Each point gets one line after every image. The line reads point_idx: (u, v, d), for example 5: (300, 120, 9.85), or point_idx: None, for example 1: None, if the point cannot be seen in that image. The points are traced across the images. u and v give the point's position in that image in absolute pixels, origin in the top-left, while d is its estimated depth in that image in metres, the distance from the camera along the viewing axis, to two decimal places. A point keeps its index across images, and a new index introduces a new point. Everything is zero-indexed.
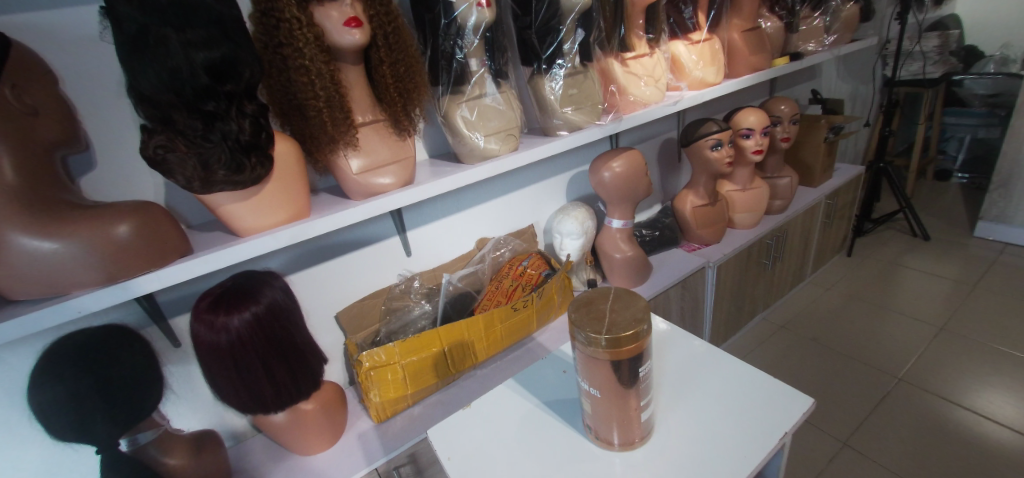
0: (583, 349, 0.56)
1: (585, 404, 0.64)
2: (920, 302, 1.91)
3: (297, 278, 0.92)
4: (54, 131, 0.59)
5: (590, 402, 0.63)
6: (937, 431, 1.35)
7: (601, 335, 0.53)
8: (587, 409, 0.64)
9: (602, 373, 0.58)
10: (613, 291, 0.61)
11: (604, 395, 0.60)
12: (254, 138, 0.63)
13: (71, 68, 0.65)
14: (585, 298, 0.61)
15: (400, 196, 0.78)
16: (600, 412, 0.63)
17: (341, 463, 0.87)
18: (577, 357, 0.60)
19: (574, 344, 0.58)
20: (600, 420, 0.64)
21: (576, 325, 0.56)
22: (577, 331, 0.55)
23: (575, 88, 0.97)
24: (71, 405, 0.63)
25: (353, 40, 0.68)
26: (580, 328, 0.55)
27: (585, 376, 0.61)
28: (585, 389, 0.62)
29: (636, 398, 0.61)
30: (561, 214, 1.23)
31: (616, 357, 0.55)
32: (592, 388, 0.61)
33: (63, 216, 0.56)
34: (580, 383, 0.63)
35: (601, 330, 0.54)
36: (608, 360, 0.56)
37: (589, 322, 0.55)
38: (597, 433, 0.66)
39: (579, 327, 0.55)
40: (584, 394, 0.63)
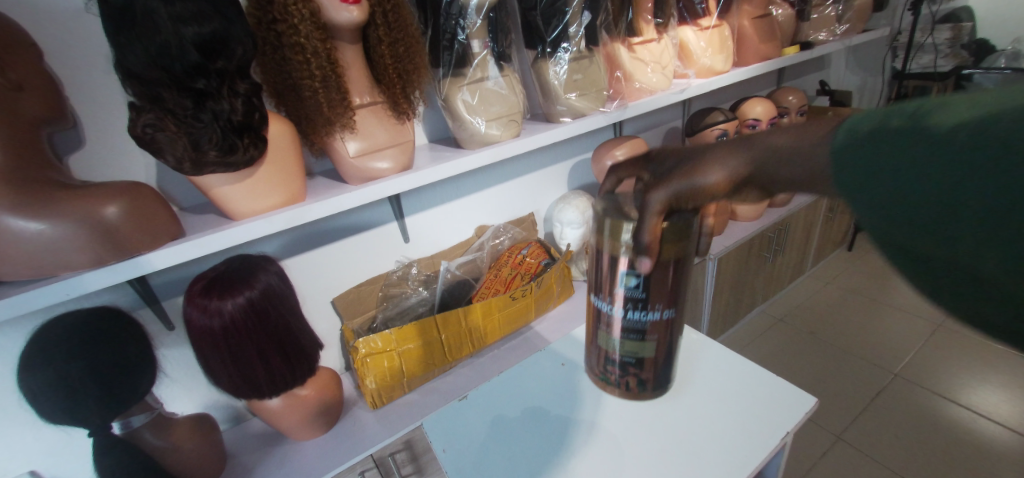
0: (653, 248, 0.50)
1: (626, 347, 0.61)
2: (920, 298, 1.91)
3: (293, 262, 0.91)
4: (38, 107, 0.57)
5: (639, 342, 0.60)
6: (932, 428, 1.36)
7: (696, 189, 0.45)
8: (626, 354, 0.62)
9: (658, 288, 0.56)
10: (615, 176, 0.54)
11: (659, 321, 0.59)
12: (247, 119, 0.61)
13: (56, 41, 0.62)
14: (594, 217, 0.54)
15: (398, 181, 0.77)
16: (645, 356, 0.62)
17: (335, 449, 0.87)
18: (629, 269, 0.54)
19: (638, 242, 0.50)
20: (631, 367, 0.63)
21: (642, 215, 0.47)
22: (646, 229, 0.49)
23: (580, 73, 0.94)
24: (63, 389, 0.62)
25: (350, 17, 0.64)
26: (653, 207, 0.46)
27: (646, 294, 0.56)
28: (634, 320, 0.58)
29: (667, 344, 0.63)
30: (561, 203, 1.21)
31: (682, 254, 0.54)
32: (651, 311, 0.57)
33: (48, 196, 0.54)
34: (623, 312, 0.58)
35: (695, 181, 0.45)
36: (663, 270, 0.54)
37: (672, 184, 0.45)
38: (627, 380, 0.65)
39: (652, 207, 0.46)
40: (629, 332, 0.59)
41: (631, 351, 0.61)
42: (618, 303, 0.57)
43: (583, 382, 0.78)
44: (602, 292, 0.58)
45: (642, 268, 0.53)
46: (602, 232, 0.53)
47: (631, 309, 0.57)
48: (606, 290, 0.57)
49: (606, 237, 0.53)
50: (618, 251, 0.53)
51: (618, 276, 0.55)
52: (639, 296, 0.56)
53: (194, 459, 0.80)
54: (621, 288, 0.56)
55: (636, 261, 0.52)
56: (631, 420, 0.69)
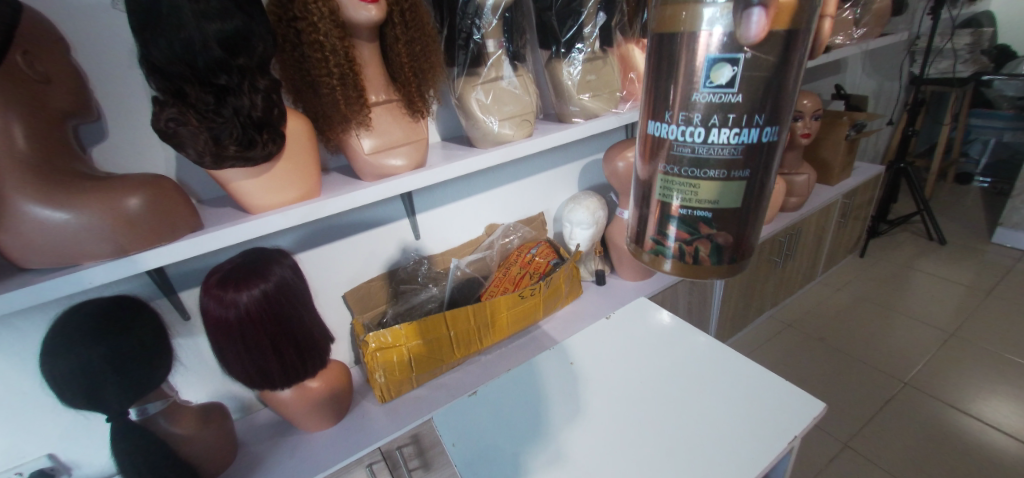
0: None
1: (696, 197, 0.30)
2: (933, 307, 1.89)
3: (306, 257, 0.92)
4: (64, 99, 0.58)
5: (724, 185, 0.30)
6: (940, 437, 1.35)
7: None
8: (697, 207, 0.31)
9: (767, 90, 0.27)
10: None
11: (758, 148, 0.29)
12: (266, 115, 0.62)
13: (82, 35, 0.64)
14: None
15: (411, 179, 0.77)
16: (732, 209, 0.31)
17: (344, 441, 0.88)
18: (720, 49, 0.27)
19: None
20: (698, 237, 0.32)
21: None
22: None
23: (593, 74, 0.95)
24: (83, 374, 0.64)
25: (368, 16, 0.65)
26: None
27: (748, 96, 0.27)
28: (722, 146, 0.29)
29: (766, 199, 0.32)
30: (572, 203, 1.21)
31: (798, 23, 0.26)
32: (749, 128, 0.28)
33: (72, 186, 0.56)
34: (692, 132, 0.29)
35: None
36: (777, 66, 0.27)
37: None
38: (697, 247, 0.32)
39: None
40: (701, 163, 0.29)
41: (705, 200, 0.30)
42: (686, 115, 0.29)
43: (591, 381, 0.78)
44: (666, 106, 0.30)
45: (749, 35, 0.26)
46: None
47: (713, 127, 0.28)
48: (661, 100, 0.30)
49: (668, 2, 0.28)
50: (696, 27, 0.27)
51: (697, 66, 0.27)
52: (734, 99, 0.28)
53: (206, 447, 0.81)
54: (696, 88, 0.28)
55: (742, 16, 0.25)
56: (638, 421, 0.70)
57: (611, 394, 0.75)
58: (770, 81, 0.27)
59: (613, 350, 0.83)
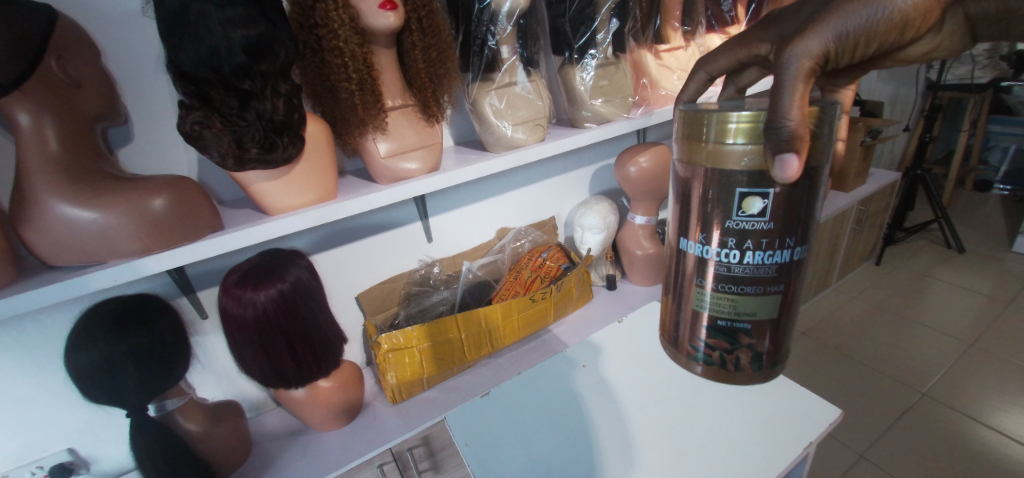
0: (803, 137, 0.34)
1: (735, 308, 0.42)
2: (951, 316, 1.85)
3: (321, 258, 0.93)
4: (96, 102, 0.60)
5: (757, 297, 0.41)
6: (959, 449, 1.32)
7: (873, 21, 0.38)
8: (735, 316, 0.43)
9: (788, 220, 0.38)
10: (705, 74, 0.48)
11: (784, 265, 0.40)
12: (286, 118, 0.64)
13: (112, 42, 0.66)
14: (685, 122, 0.39)
15: (426, 182, 0.79)
16: (765, 317, 0.42)
17: (355, 441, 0.89)
18: (754, 186, 0.37)
19: (779, 128, 0.34)
20: (738, 345, 0.44)
21: (780, 88, 0.35)
22: (793, 100, 0.35)
23: (606, 79, 0.95)
24: (106, 369, 0.66)
25: (387, 23, 0.67)
26: (798, 73, 0.36)
27: (775, 224, 0.38)
28: (752, 265, 0.40)
29: (791, 303, 0.44)
30: (583, 208, 1.21)
31: (818, 160, 0.37)
32: (778, 250, 0.39)
33: (101, 187, 0.58)
34: (729, 254, 0.40)
35: (872, 8, 0.37)
36: (800, 195, 0.37)
37: (831, 24, 0.37)
38: (737, 354, 0.45)
39: (797, 72, 0.36)
40: (738, 280, 0.41)
41: (743, 312, 0.42)
42: (721, 238, 0.40)
43: (602, 386, 0.78)
44: (701, 231, 0.41)
45: (786, 174, 0.35)
46: (697, 133, 0.38)
47: (746, 250, 0.39)
48: (696, 225, 0.41)
49: (706, 142, 0.37)
50: (727, 164, 0.37)
51: (732, 199, 0.38)
52: (763, 225, 0.38)
53: (221, 445, 0.83)
54: (731, 216, 0.39)
55: (779, 160, 0.35)
56: (650, 425, 0.70)
57: (622, 400, 0.75)
58: (791, 212, 0.38)
59: (625, 355, 0.83)
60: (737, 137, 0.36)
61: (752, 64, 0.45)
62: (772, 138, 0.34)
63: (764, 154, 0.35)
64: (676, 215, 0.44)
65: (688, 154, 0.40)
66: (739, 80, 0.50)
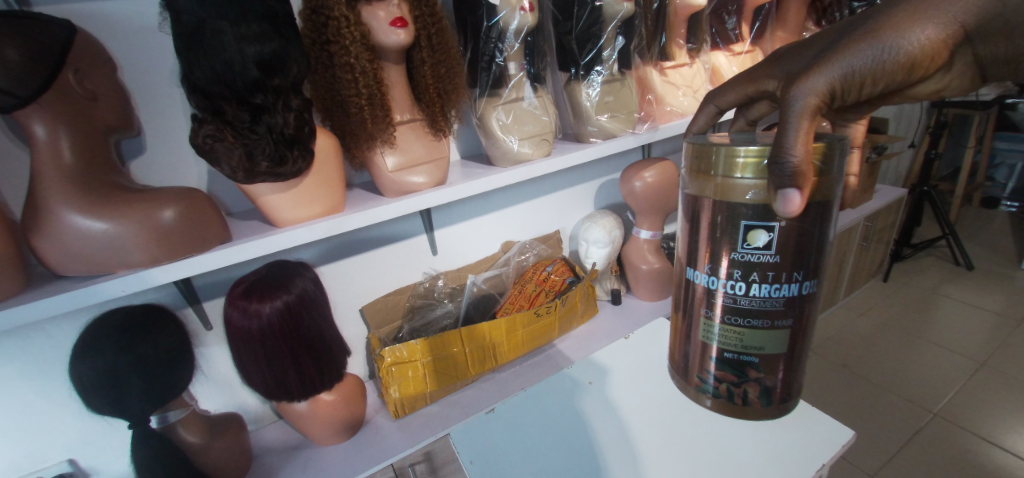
0: (807, 173, 0.35)
1: (742, 341, 0.42)
2: (962, 334, 1.83)
3: (326, 269, 0.94)
4: (110, 115, 0.61)
5: (763, 331, 0.41)
6: (972, 471, 1.29)
7: (879, 61, 0.40)
8: (743, 350, 0.43)
9: (796, 254, 0.38)
10: (715, 107, 0.53)
11: (793, 300, 0.40)
12: (297, 132, 0.64)
13: (129, 56, 0.68)
14: (693, 154, 0.40)
15: (433, 196, 0.79)
16: (774, 352, 0.42)
17: (357, 456, 0.88)
18: (758, 220, 0.37)
19: (782, 165, 0.35)
20: (746, 379, 0.44)
21: (787, 125, 0.37)
22: (799, 137, 0.36)
23: (611, 95, 0.96)
24: (110, 380, 0.66)
25: (397, 40, 0.68)
26: (804, 109, 0.38)
27: (782, 257, 0.38)
28: (759, 298, 0.40)
29: (803, 337, 0.44)
30: (588, 222, 1.22)
31: (827, 194, 0.37)
32: (786, 284, 0.40)
33: (114, 198, 0.59)
34: (735, 286, 0.40)
35: (879, 49, 0.40)
36: (808, 229, 0.38)
37: (836, 64, 0.39)
38: (745, 389, 0.44)
39: (802, 108, 0.38)
40: (744, 312, 0.41)
41: (751, 347, 0.42)
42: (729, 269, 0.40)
43: (608, 403, 0.78)
44: (708, 262, 0.41)
45: (787, 209, 0.35)
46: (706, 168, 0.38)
47: (752, 282, 0.40)
48: (703, 256, 0.42)
49: (712, 176, 0.38)
50: (736, 198, 0.37)
51: (737, 232, 0.39)
52: (770, 258, 0.39)
53: (221, 458, 0.82)
54: (736, 247, 0.39)
55: (782, 197, 0.35)
56: (656, 445, 0.69)
57: (628, 419, 0.74)
58: (799, 246, 0.38)
59: (632, 374, 0.83)
60: (744, 172, 0.36)
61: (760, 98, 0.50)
62: (776, 174, 0.35)
63: (768, 189, 0.36)
64: (682, 246, 0.45)
65: (694, 186, 0.40)
66: (750, 112, 0.54)
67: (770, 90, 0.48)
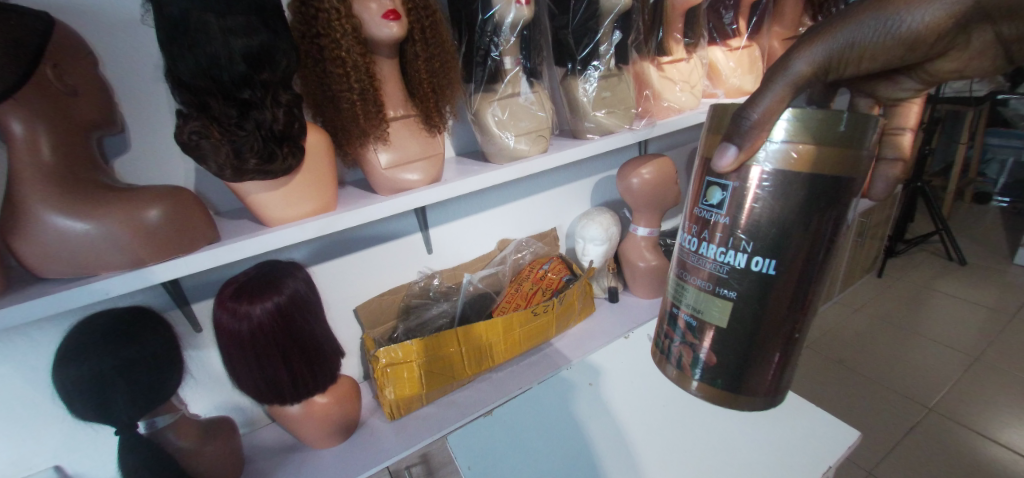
0: (756, 134, 0.38)
1: (699, 305, 0.45)
2: (955, 329, 1.84)
3: (319, 270, 0.92)
4: (91, 111, 0.59)
5: (708, 295, 0.44)
6: (969, 467, 1.30)
7: (879, 35, 0.42)
8: (688, 309, 0.46)
9: (746, 220, 0.40)
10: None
11: (743, 271, 0.41)
12: (287, 128, 0.62)
13: (110, 49, 0.65)
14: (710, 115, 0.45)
15: (427, 193, 0.77)
16: (719, 324, 0.44)
17: (351, 460, 0.86)
18: (715, 176, 0.42)
19: (739, 122, 0.39)
20: (688, 347, 0.47)
21: (767, 88, 0.40)
22: (768, 100, 0.39)
23: (608, 91, 0.95)
24: (95, 386, 0.63)
25: (390, 33, 0.66)
26: (794, 75, 0.41)
27: (731, 219, 0.41)
28: (708, 258, 0.44)
29: (756, 324, 0.43)
30: (584, 219, 1.20)
31: (820, 170, 0.37)
32: (733, 252, 0.42)
33: (96, 198, 0.57)
34: (693, 242, 0.45)
35: (883, 21, 0.42)
36: (805, 202, 0.38)
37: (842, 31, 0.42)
38: (685, 354, 0.48)
39: (796, 74, 0.41)
40: (694, 270, 0.45)
41: (697, 310, 0.45)
42: (697, 227, 0.45)
43: (607, 406, 0.76)
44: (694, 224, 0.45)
45: (721, 162, 0.40)
46: (713, 126, 0.43)
47: (704, 239, 0.44)
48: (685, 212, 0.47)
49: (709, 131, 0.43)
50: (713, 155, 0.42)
51: (703, 187, 0.44)
52: (720, 217, 0.42)
53: (213, 463, 0.80)
54: (699, 202, 0.44)
55: (719, 149, 0.40)
56: (660, 446, 0.69)
57: (629, 419, 0.73)
58: None
59: (629, 375, 0.82)
60: (721, 128, 0.42)
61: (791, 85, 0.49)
62: (732, 127, 0.40)
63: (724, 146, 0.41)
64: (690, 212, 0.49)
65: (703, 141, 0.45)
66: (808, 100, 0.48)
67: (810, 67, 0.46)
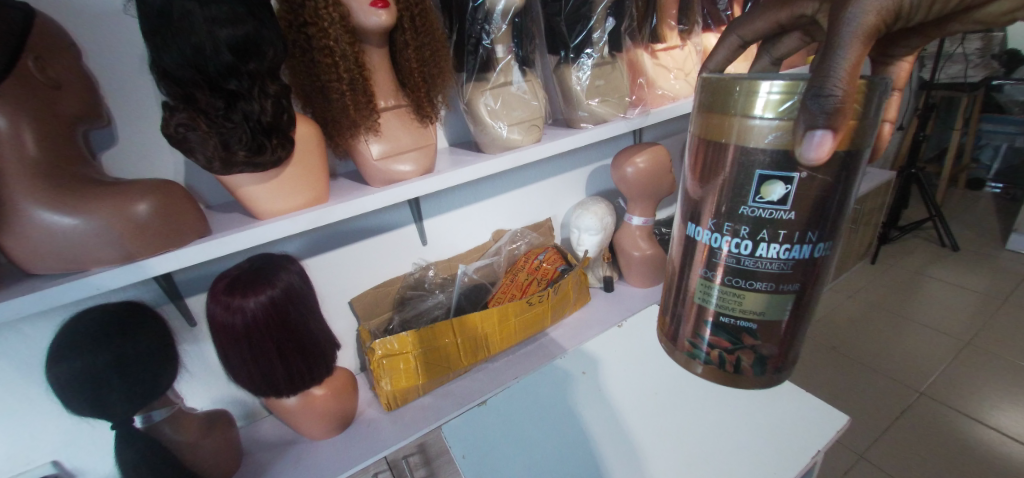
0: (847, 113, 0.30)
1: (728, 301, 0.38)
2: (947, 314, 1.86)
3: (312, 262, 0.91)
4: (74, 104, 0.58)
5: (766, 295, 0.37)
6: (957, 449, 1.32)
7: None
8: (742, 314, 0.38)
9: (817, 210, 0.33)
10: (738, 38, 0.43)
11: (804, 262, 0.35)
12: (275, 120, 0.62)
13: (94, 42, 0.64)
14: (712, 93, 0.34)
15: (420, 184, 0.77)
16: (778, 319, 0.38)
17: (348, 451, 0.86)
18: (776, 169, 0.32)
19: (822, 101, 0.30)
20: (742, 348, 0.39)
21: (836, 47, 0.30)
22: (844, 66, 0.30)
23: (602, 79, 0.94)
24: (89, 381, 0.63)
25: (379, 21, 0.65)
26: (863, 25, 0.31)
27: (798, 214, 0.33)
28: (767, 259, 0.35)
29: (808, 309, 0.39)
30: (579, 209, 1.20)
31: (857, 144, 0.32)
32: (798, 245, 0.35)
33: (83, 192, 0.56)
34: (741, 244, 0.35)
35: None
36: (831, 182, 0.32)
37: None
38: (739, 356, 0.40)
39: (862, 24, 0.31)
40: (748, 274, 0.36)
41: (752, 312, 0.38)
42: (750, 229, 0.35)
43: (602, 394, 0.77)
44: (711, 216, 0.36)
45: (813, 154, 0.30)
46: (704, 101, 0.35)
47: (761, 241, 0.35)
48: (707, 210, 0.37)
49: (733, 116, 0.33)
50: (750, 142, 0.32)
51: (750, 183, 0.33)
52: (784, 215, 0.33)
53: (212, 455, 0.81)
54: (745, 201, 0.34)
55: (806, 138, 0.30)
56: (655, 431, 0.69)
57: (623, 406, 0.74)
58: None
59: (623, 363, 0.82)
60: (784, 113, 0.31)
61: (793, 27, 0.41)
62: (810, 108, 0.30)
63: (792, 130, 0.31)
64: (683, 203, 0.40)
65: (708, 128, 0.35)
66: (779, 47, 0.44)
67: (811, 16, 0.37)
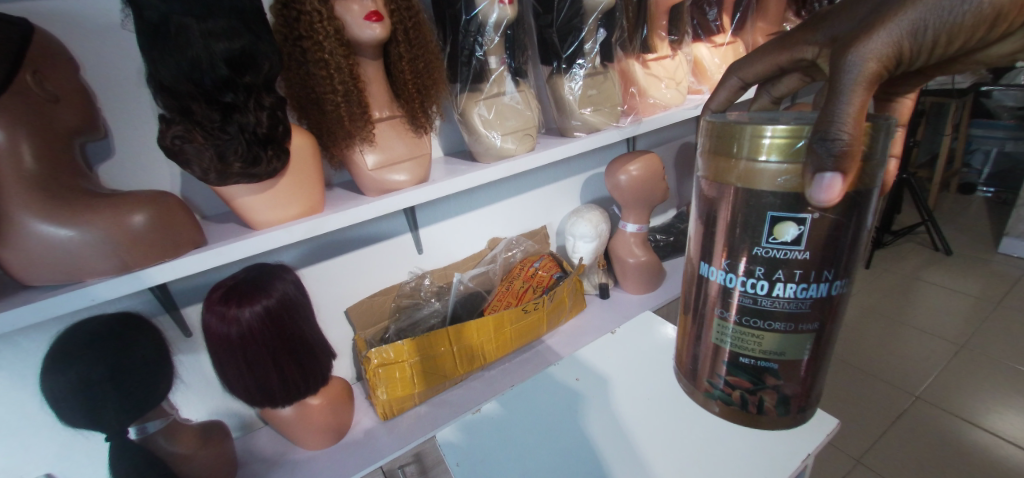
0: (857, 152, 0.30)
1: (745, 341, 0.38)
2: (941, 318, 1.88)
3: (308, 272, 0.92)
4: (72, 118, 0.58)
5: (786, 335, 0.36)
6: (954, 452, 1.32)
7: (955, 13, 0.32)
8: (761, 354, 0.38)
9: (830, 249, 0.33)
10: (738, 80, 0.44)
11: (822, 301, 0.35)
12: (270, 132, 0.63)
13: (91, 56, 0.65)
14: (715, 134, 0.34)
15: (415, 194, 0.77)
16: (797, 357, 0.37)
17: (343, 461, 0.86)
18: (789, 211, 0.32)
19: (830, 145, 0.29)
20: (764, 389, 0.39)
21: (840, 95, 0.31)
22: (850, 111, 0.30)
23: (594, 89, 0.95)
24: (82, 393, 0.63)
25: (373, 34, 0.67)
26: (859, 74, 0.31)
27: (814, 255, 0.33)
28: (784, 300, 0.35)
29: (826, 344, 0.39)
30: (574, 217, 1.21)
31: (865, 183, 0.32)
32: (815, 283, 0.34)
33: (79, 204, 0.57)
34: (755, 284, 0.35)
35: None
36: (842, 222, 0.32)
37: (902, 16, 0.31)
38: (761, 397, 0.40)
39: (860, 74, 0.31)
40: (765, 314, 0.36)
41: (771, 352, 0.37)
42: (765, 269, 0.34)
43: (597, 401, 0.77)
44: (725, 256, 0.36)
45: (824, 196, 0.30)
46: (711, 143, 0.35)
47: (777, 281, 0.34)
48: (719, 250, 0.37)
49: (738, 158, 0.32)
50: (757, 184, 0.32)
51: (761, 225, 0.33)
52: (799, 255, 0.33)
53: (207, 467, 0.80)
54: (759, 242, 0.34)
55: (817, 179, 0.30)
56: (650, 437, 0.69)
57: (617, 412, 0.74)
58: None
59: (617, 370, 0.82)
60: (791, 156, 0.30)
61: (791, 68, 0.42)
62: (816, 151, 0.29)
63: (801, 173, 0.31)
64: (693, 241, 0.40)
65: (714, 169, 0.35)
66: (777, 87, 0.46)
67: (810, 58, 0.39)
